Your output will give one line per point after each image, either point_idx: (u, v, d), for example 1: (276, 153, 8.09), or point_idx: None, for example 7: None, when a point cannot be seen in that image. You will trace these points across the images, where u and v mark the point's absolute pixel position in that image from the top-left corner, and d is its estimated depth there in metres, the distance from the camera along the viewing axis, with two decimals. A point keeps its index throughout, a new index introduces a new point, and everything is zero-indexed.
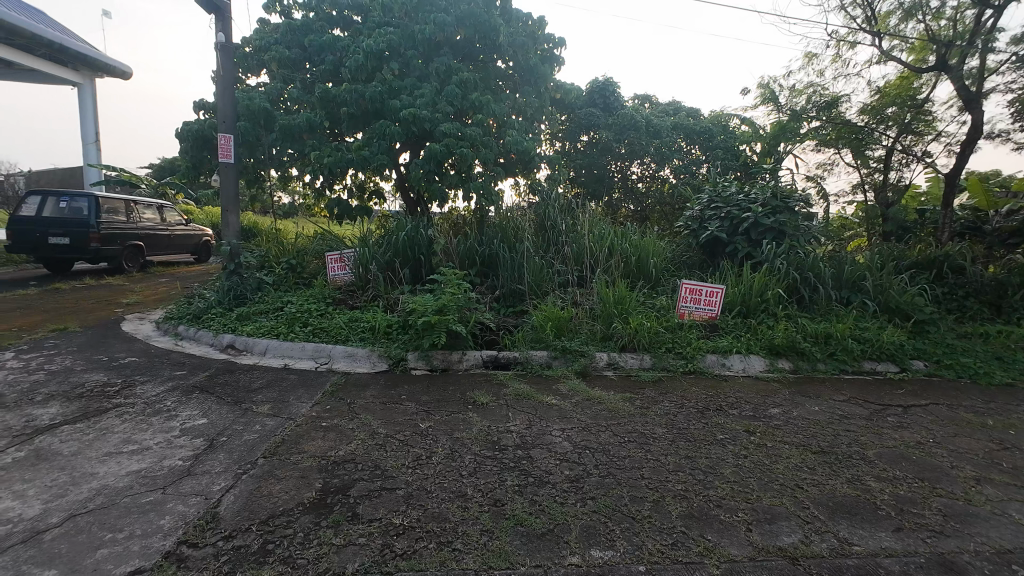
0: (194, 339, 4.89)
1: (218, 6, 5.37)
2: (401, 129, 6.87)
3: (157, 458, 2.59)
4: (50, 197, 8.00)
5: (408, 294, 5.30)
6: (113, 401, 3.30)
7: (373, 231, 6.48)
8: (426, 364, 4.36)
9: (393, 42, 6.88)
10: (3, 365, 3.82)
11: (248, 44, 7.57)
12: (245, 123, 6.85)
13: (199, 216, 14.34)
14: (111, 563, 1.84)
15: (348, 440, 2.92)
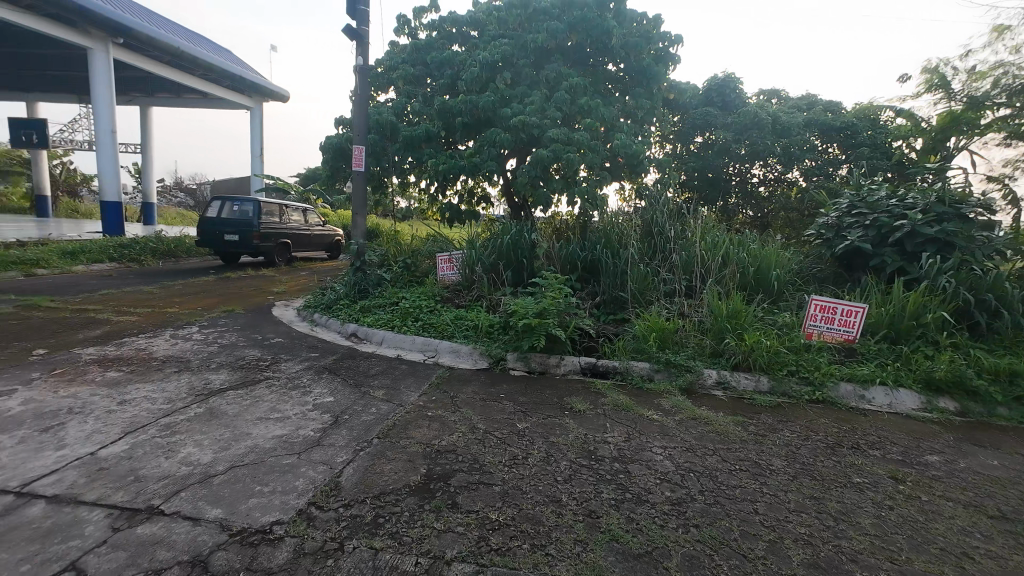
0: (325, 325, 5.58)
1: (359, 34, 6.08)
2: (510, 136, 7.10)
3: (294, 427, 3.00)
4: (226, 202, 9.69)
5: (509, 296, 5.46)
6: (263, 374, 3.90)
7: (479, 234, 6.79)
8: (524, 366, 4.44)
9: (506, 53, 7.16)
10: (191, 337, 4.75)
11: (380, 65, 8.45)
12: (375, 135, 7.65)
13: (333, 219, 16.36)
14: (259, 511, 2.17)
15: (450, 431, 3.09)
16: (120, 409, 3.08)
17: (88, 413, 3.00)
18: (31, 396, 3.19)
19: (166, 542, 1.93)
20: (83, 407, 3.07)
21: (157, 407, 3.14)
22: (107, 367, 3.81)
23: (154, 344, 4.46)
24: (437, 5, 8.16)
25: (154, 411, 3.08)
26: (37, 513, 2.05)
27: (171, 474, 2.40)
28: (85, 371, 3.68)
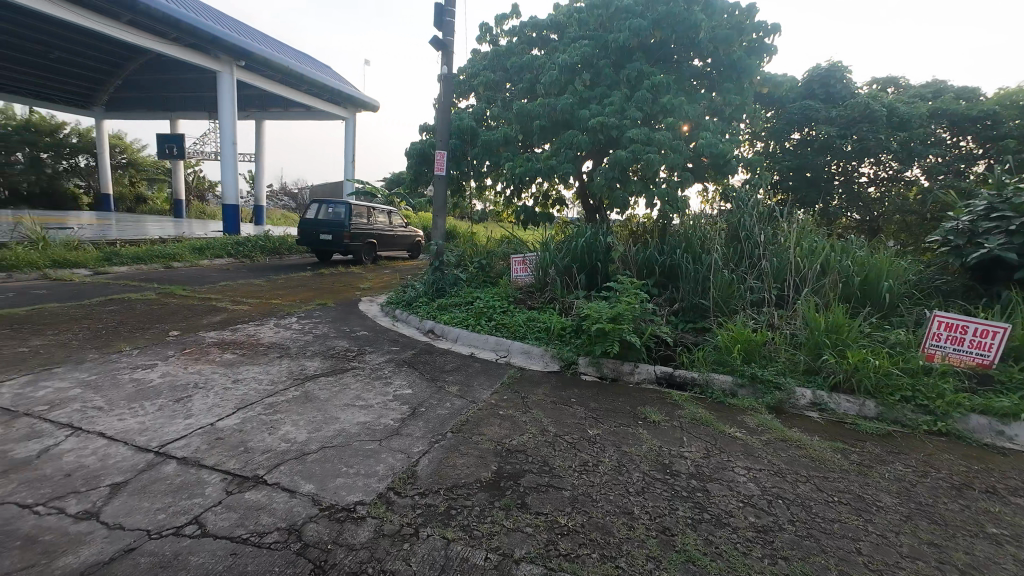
0: (405, 321, 5.90)
1: (445, 44, 6.35)
2: (588, 138, 7.02)
3: (377, 415, 3.21)
4: (322, 204, 10.64)
5: (582, 300, 5.39)
6: (350, 363, 4.22)
7: (553, 237, 6.79)
8: (596, 371, 4.36)
9: (586, 54, 7.09)
10: (290, 326, 5.28)
11: (462, 73, 8.77)
12: (456, 141, 7.96)
13: (414, 221, 17.27)
14: (345, 490, 2.35)
15: (521, 431, 3.12)
16: (234, 386, 3.50)
17: (209, 388, 3.44)
18: (167, 371, 3.74)
19: (268, 509, 2.16)
20: (205, 383, 3.54)
21: (262, 388, 3.52)
22: (225, 349, 4.35)
23: (261, 331, 5.02)
24: (518, 11, 8.30)
25: (260, 390, 3.46)
26: (170, 471, 2.39)
27: (273, 448, 2.68)
28: (207, 352, 4.24)
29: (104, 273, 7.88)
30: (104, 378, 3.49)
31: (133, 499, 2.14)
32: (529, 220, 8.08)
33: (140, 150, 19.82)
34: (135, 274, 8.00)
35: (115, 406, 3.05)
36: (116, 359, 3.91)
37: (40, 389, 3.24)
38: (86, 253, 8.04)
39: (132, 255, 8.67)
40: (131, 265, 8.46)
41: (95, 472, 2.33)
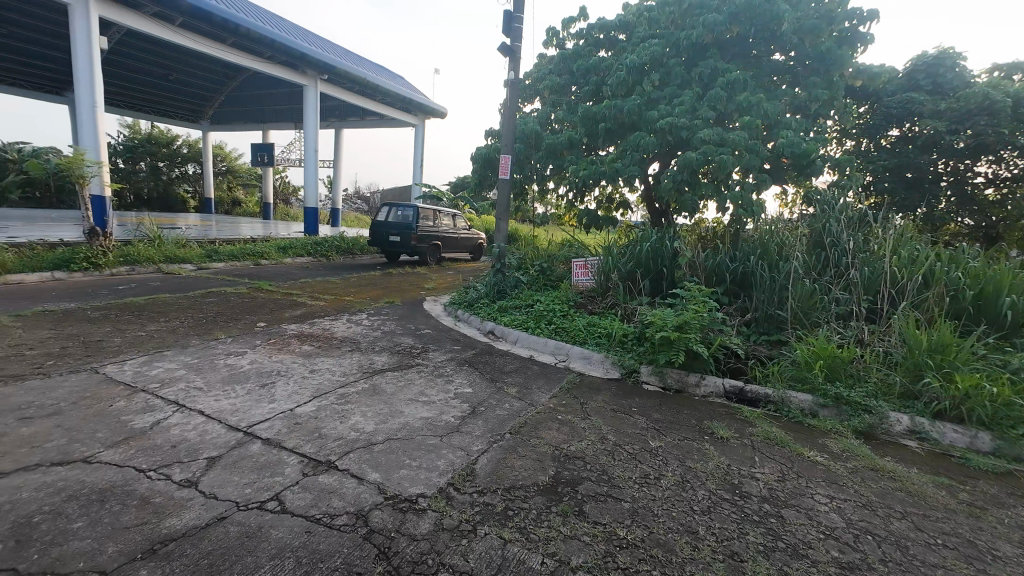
0: (466, 321, 6.04)
1: (512, 50, 6.45)
2: (656, 139, 6.80)
3: (438, 411, 3.31)
4: (392, 207, 11.19)
5: (646, 306, 5.21)
6: (415, 360, 4.40)
7: (617, 241, 6.63)
8: (659, 381, 4.19)
9: (656, 53, 6.88)
10: (361, 322, 5.60)
11: (528, 78, 8.85)
12: (520, 144, 8.05)
13: (477, 224, 17.68)
14: (408, 482, 2.44)
15: (579, 437, 3.07)
16: (311, 376, 3.78)
17: (290, 377, 3.74)
18: (255, 358, 4.11)
19: (339, 493, 2.30)
20: (287, 371, 3.85)
21: (336, 379, 3.77)
22: (303, 341, 4.71)
23: (335, 326, 5.37)
24: (586, 13, 8.24)
25: (334, 381, 3.70)
26: (255, 450, 2.63)
27: (344, 436, 2.86)
28: (289, 343, 4.61)
29: (206, 268, 8.84)
30: (203, 362, 3.91)
31: (225, 473, 2.38)
32: (591, 224, 7.89)
33: (237, 159, 22.01)
34: (230, 270, 8.90)
35: (212, 388, 3.41)
36: (214, 345, 4.37)
37: (153, 368, 3.69)
38: (192, 250, 9.07)
39: (229, 253, 9.64)
40: (228, 262, 9.42)
41: (195, 445, 2.61)
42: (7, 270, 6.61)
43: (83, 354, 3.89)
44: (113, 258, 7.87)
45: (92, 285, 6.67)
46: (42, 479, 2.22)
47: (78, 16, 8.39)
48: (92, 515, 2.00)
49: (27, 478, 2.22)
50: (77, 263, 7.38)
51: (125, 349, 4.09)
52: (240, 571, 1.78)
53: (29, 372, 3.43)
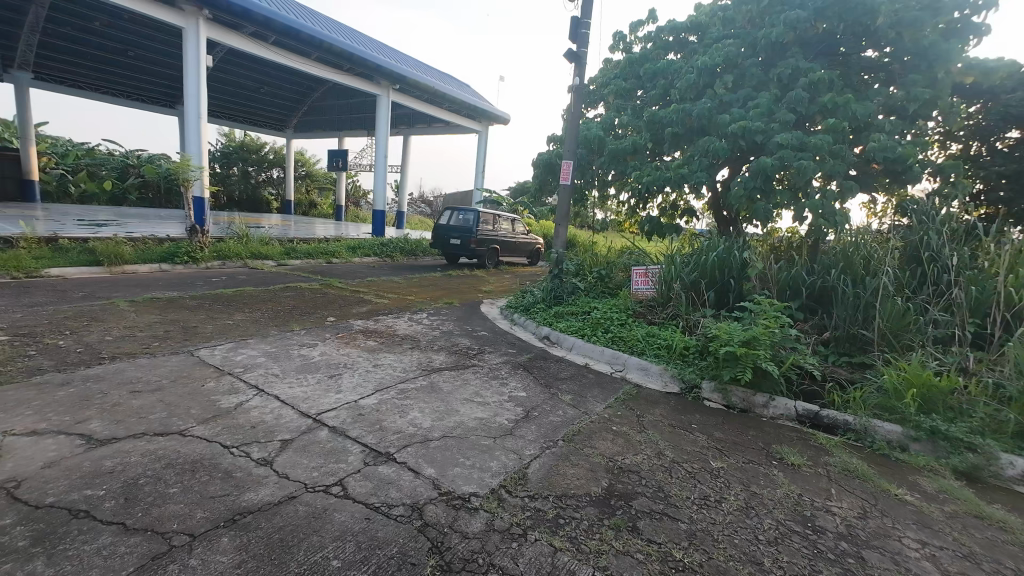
0: (522, 325, 6.07)
1: (578, 56, 6.43)
2: (727, 144, 6.47)
3: (493, 413, 3.36)
4: (454, 211, 11.51)
5: (710, 319, 4.97)
6: (471, 361, 4.49)
7: (680, 250, 6.38)
8: (722, 399, 3.96)
9: (730, 54, 6.56)
10: (421, 321, 5.82)
11: (593, 83, 8.78)
12: (582, 150, 7.99)
13: (535, 229, 17.76)
14: (462, 480, 2.50)
15: (634, 451, 2.98)
16: (374, 370, 3.97)
17: (355, 370, 3.95)
18: (324, 350, 4.39)
19: (397, 484, 2.40)
20: (352, 364, 4.07)
21: (396, 374, 3.93)
22: (368, 336, 4.97)
23: (397, 323, 5.61)
24: (655, 16, 8.03)
25: (395, 376, 3.87)
26: (323, 436, 2.81)
27: (403, 430, 2.97)
28: (355, 338, 4.88)
29: (285, 265, 9.59)
30: (280, 351, 4.24)
31: (296, 455, 2.56)
32: (653, 232, 7.77)
33: (315, 164, 23.70)
34: (305, 267, 9.59)
35: (287, 375, 3.69)
36: (289, 336, 4.73)
37: (238, 354, 4.06)
38: (273, 248, 9.88)
39: (305, 251, 10.40)
40: (304, 259, 10.15)
41: (271, 428, 2.84)
42: (125, 261, 7.57)
43: (181, 338, 4.36)
44: (209, 253, 8.76)
45: (191, 277, 7.46)
46: (147, 446, 2.51)
47: (190, 38, 9.46)
48: (185, 482, 2.23)
49: (135, 444, 2.52)
50: (179, 257, 8.30)
51: (215, 335, 4.54)
52: (306, 548, 1.91)
53: (138, 351, 3.89)
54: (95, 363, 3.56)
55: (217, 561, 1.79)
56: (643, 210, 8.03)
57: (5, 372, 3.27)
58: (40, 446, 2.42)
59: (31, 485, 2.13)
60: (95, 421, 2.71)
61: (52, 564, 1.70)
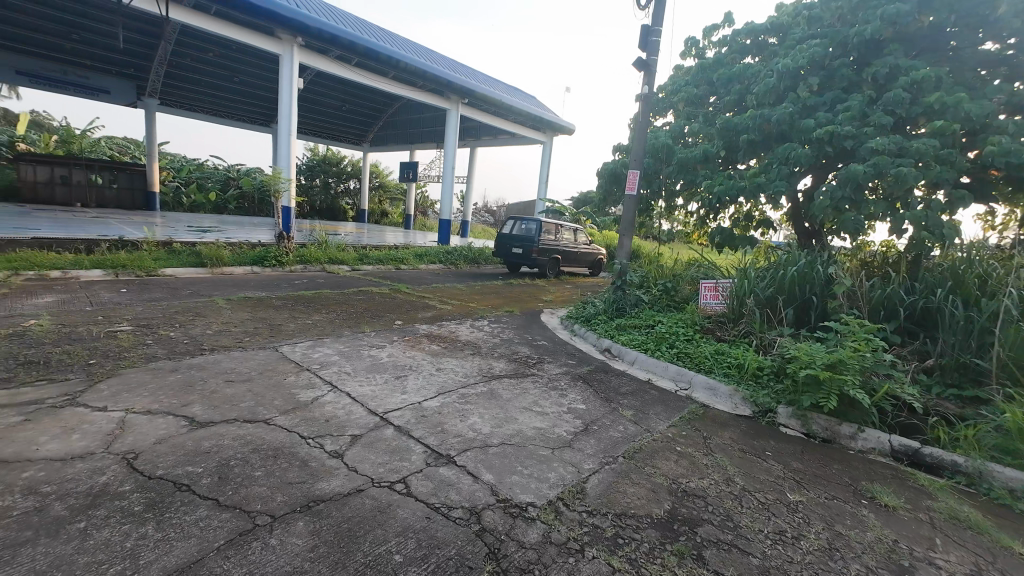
0: (582, 336, 5.98)
1: (648, 64, 6.31)
2: (811, 151, 6.01)
3: (551, 423, 3.33)
4: (517, 220, 11.67)
5: (787, 338, 4.60)
6: (530, 370, 4.50)
7: (755, 264, 5.99)
8: (801, 426, 3.64)
9: (817, 55, 6.11)
10: (482, 328, 5.93)
11: (662, 91, 8.55)
12: (649, 159, 7.78)
13: (597, 239, 17.51)
14: (519, 488, 2.50)
15: (700, 474, 2.82)
16: (437, 374, 4.11)
17: (419, 372, 4.11)
18: (392, 352, 4.62)
19: (456, 486, 2.45)
20: (417, 366, 4.24)
21: (458, 379, 4.04)
22: (432, 341, 5.15)
23: (459, 329, 5.77)
24: (731, 18, 7.68)
25: (456, 381, 3.98)
26: (388, 434, 2.94)
27: (463, 434, 3.04)
28: (420, 341, 5.08)
29: (358, 270, 10.22)
30: (352, 351, 4.51)
31: (364, 450, 2.71)
32: (724, 243, 7.21)
33: (388, 176, 25.13)
34: (376, 272, 10.16)
35: (358, 374, 3.92)
36: (361, 337, 5.02)
37: (316, 352, 4.38)
38: (348, 254, 10.58)
39: (376, 257, 11.02)
40: (375, 265, 10.77)
41: (342, 422, 3.02)
42: (224, 263, 8.48)
43: (268, 334, 4.78)
44: (293, 257, 9.57)
45: (278, 279, 8.19)
46: (237, 431, 2.78)
47: (285, 63, 10.47)
48: (268, 467, 2.44)
49: (228, 429, 2.80)
50: (268, 260, 9.15)
51: (297, 333, 4.93)
52: (371, 540, 2.00)
53: (233, 345, 4.33)
54: (198, 353, 4.02)
55: (294, 542, 1.94)
56: (713, 220, 7.65)
57: (128, 357, 3.78)
58: (152, 424, 2.76)
59: (145, 457, 2.43)
60: (196, 405, 3.05)
61: (160, 529, 1.93)
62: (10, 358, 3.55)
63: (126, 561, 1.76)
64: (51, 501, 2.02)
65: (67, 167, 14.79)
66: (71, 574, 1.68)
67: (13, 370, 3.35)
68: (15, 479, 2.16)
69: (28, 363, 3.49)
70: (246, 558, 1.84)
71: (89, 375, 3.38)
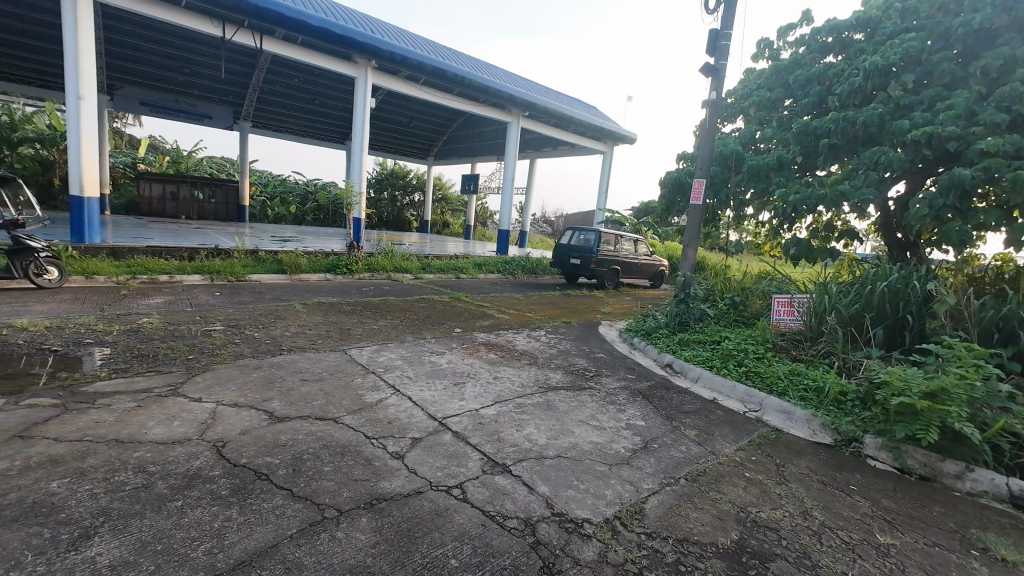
0: (642, 350, 5.78)
1: (717, 70, 6.06)
2: (904, 155, 5.46)
3: (609, 439, 3.25)
4: (575, 231, 11.60)
5: (876, 360, 4.17)
6: (587, 383, 4.42)
7: (837, 278, 5.51)
8: (893, 459, 3.26)
9: (912, 50, 5.55)
10: (539, 338, 5.93)
11: (731, 96, 8.17)
12: (717, 167, 7.43)
13: (659, 250, 16.96)
14: (575, 503, 2.46)
15: (772, 504, 2.62)
16: (494, 382, 4.16)
17: (477, 380, 4.18)
18: (451, 359, 4.74)
19: (512, 496, 2.46)
20: (474, 374, 4.32)
21: (514, 389, 4.06)
22: (489, 349, 5.23)
23: (516, 339, 5.81)
24: (810, 17, 7.20)
25: (513, 391, 3.99)
26: (447, 439, 3.01)
27: (519, 444, 3.05)
28: (478, 349, 5.18)
29: (420, 278, 10.64)
30: (415, 356, 4.69)
31: (424, 453, 2.79)
32: (802, 255, 6.67)
33: (450, 188, 26.03)
34: (438, 281, 10.53)
35: (419, 379, 4.06)
36: (422, 343, 5.20)
37: (381, 356, 4.60)
38: (412, 263, 11.06)
39: (438, 266, 11.43)
40: (437, 274, 11.16)
41: (403, 425, 3.14)
42: (301, 270, 9.22)
43: (338, 337, 5.10)
44: (362, 266, 10.17)
45: (348, 286, 8.73)
46: (309, 427, 2.98)
47: (360, 85, 11.24)
48: (336, 463, 2.59)
49: (302, 424, 3.01)
50: (340, 268, 9.80)
51: (364, 337, 5.22)
52: (429, 542, 2.05)
53: (308, 346, 4.66)
54: (278, 353, 4.37)
55: (357, 537, 2.03)
56: (787, 231, 7.10)
57: (220, 354, 4.19)
58: (238, 416, 3.03)
59: (231, 445, 2.67)
60: (275, 401, 3.31)
61: (242, 513, 2.11)
62: (126, 351, 4.06)
63: (214, 540, 1.94)
64: (155, 480, 2.28)
65: (176, 183, 16.90)
66: (169, 546, 1.88)
67: (129, 362, 3.83)
68: (128, 457, 2.46)
69: (140, 356, 3.98)
70: (315, 547, 1.95)
71: (188, 369, 3.79)
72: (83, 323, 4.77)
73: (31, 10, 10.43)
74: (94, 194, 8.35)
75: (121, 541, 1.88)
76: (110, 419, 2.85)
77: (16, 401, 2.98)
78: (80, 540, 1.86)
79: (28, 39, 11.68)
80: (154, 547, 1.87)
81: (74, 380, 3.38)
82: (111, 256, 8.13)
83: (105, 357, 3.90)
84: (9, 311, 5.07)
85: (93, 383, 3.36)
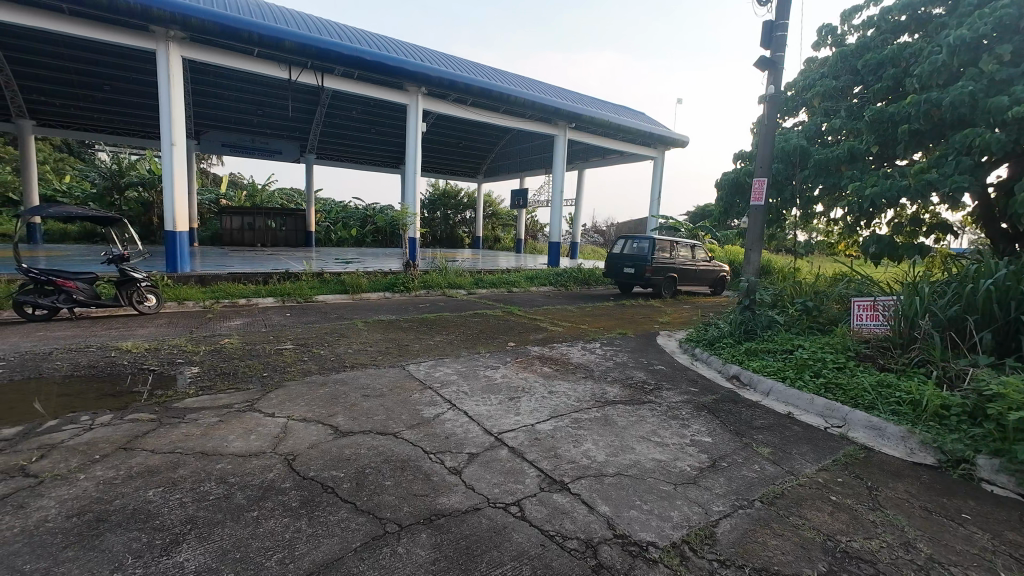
0: (704, 361, 5.46)
1: (774, 62, 5.73)
2: (1006, 135, 4.84)
3: (673, 456, 3.08)
4: (628, 240, 11.28)
5: (986, 369, 3.67)
6: (647, 397, 4.23)
7: (929, 277, 4.97)
8: (1015, 484, 2.80)
9: (1009, 17, 4.93)
10: (595, 351, 5.79)
11: (790, 89, 7.67)
12: (779, 163, 6.92)
13: (719, 255, 16.17)
14: (638, 524, 2.34)
15: (865, 533, 2.34)
16: (549, 397, 4.09)
17: (531, 394, 4.13)
18: (506, 373, 4.74)
19: (571, 516, 2.38)
20: (529, 388, 4.28)
21: (571, 403, 3.97)
22: (544, 362, 5.19)
23: (571, 352, 5.71)
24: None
25: (569, 405, 3.90)
26: (503, 454, 3.00)
27: (577, 461, 2.96)
28: (532, 363, 5.14)
29: (473, 293, 10.82)
30: (470, 370, 4.74)
31: (481, 469, 2.79)
32: (884, 254, 6.02)
33: (500, 204, 26.47)
34: (490, 295, 10.67)
35: (474, 393, 4.08)
36: (477, 358, 5.25)
37: (438, 371, 4.70)
38: (465, 278, 11.30)
39: (491, 281, 11.58)
40: (489, 288, 11.31)
41: (460, 440, 3.16)
42: (362, 289, 9.71)
43: (397, 353, 5.27)
44: (419, 283, 10.52)
45: (405, 303, 9.08)
46: (369, 442, 3.07)
47: (412, 111, 11.78)
48: (396, 477, 2.65)
49: (364, 439, 3.11)
50: (398, 287, 10.21)
51: (421, 353, 5.36)
52: (487, 561, 2.03)
53: (370, 363, 4.86)
54: (342, 370, 4.58)
55: (418, 553, 2.05)
56: (865, 228, 6.50)
57: (291, 371, 4.48)
58: (306, 430, 3.20)
59: (301, 459, 2.82)
60: (340, 416, 3.46)
61: (310, 525, 2.20)
62: (211, 370, 4.44)
63: (285, 550, 2.03)
64: (235, 490, 2.45)
65: (252, 215, 18.49)
66: (247, 555, 1.99)
67: (213, 379, 4.18)
68: (212, 468, 2.66)
69: (223, 374, 4.33)
70: (378, 562, 1.99)
71: (263, 385, 4.07)
72: (175, 344, 5.29)
73: (132, 72, 11.94)
74: (185, 228, 9.26)
75: (205, 548, 2.02)
76: (198, 433, 3.10)
77: (121, 416, 3.34)
78: (171, 546, 2.02)
79: (132, 98, 13.45)
80: (233, 555, 1.99)
81: (168, 397, 3.74)
82: (199, 282, 8.90)
83: (194, 375, 4.29)
84: (116, 335, 5.73)
85: (184, 400, 3.69)
